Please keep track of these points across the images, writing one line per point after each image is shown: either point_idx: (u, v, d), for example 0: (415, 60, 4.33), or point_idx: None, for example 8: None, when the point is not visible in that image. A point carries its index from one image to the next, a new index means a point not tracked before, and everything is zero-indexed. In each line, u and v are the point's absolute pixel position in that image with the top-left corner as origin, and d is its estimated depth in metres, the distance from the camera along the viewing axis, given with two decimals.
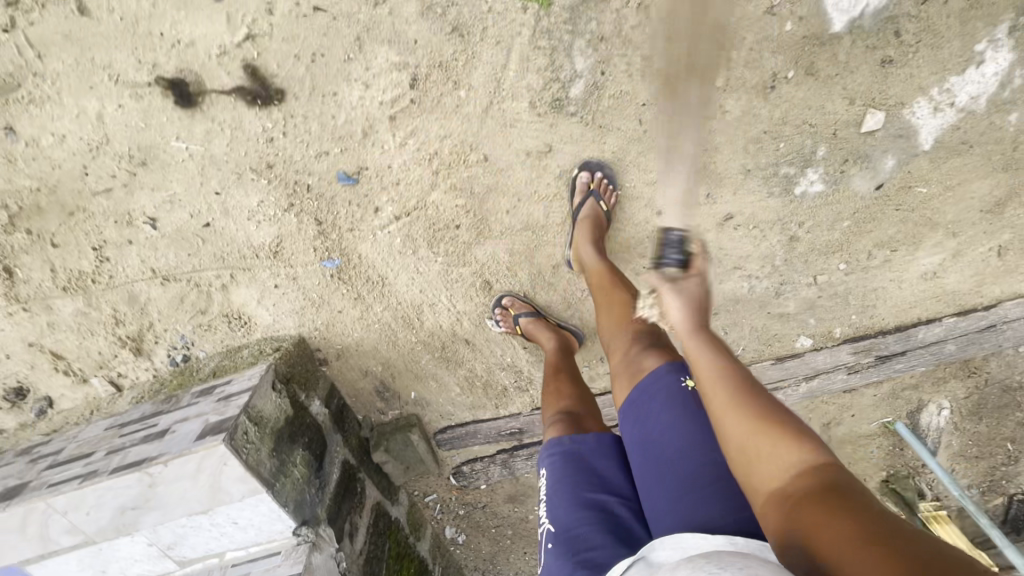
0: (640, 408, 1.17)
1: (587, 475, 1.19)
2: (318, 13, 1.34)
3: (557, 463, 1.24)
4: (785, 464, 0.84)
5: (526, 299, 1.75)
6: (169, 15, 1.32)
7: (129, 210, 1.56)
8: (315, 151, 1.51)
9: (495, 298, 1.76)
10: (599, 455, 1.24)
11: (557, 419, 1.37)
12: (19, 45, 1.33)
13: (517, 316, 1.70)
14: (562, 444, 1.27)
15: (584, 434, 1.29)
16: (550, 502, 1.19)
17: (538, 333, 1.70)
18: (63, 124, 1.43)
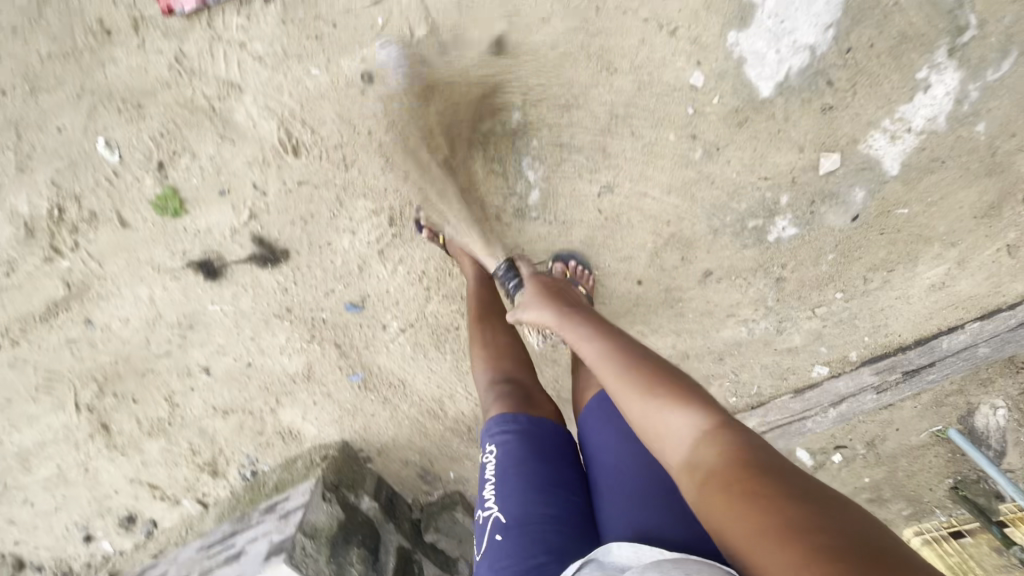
0: (603, 415, 1.24)
1: (544, 465, 1.18)
2: (301, 186, 1.56)
3: (514, 448, 1.20)
4: (686, 439, 0.87)
5: (454, 223, 1.63)
6: (188, 213, 1.60)
7: (187, 364, 1.85)
8: (323, 291, 1.74)
9: (416, 219, 1.62)
10: (551, 444, 1.24)
11: (504, 392, 1.34)
12: (84, 259, 1.66)
13: (451, 239, 1.63)
14: (518, 424, 1.24)
15: (540, 420, 1.28)
16: (505, 488, 1.16)
17: (466, 263, 1.63)
18: (126, 308, 1.75)
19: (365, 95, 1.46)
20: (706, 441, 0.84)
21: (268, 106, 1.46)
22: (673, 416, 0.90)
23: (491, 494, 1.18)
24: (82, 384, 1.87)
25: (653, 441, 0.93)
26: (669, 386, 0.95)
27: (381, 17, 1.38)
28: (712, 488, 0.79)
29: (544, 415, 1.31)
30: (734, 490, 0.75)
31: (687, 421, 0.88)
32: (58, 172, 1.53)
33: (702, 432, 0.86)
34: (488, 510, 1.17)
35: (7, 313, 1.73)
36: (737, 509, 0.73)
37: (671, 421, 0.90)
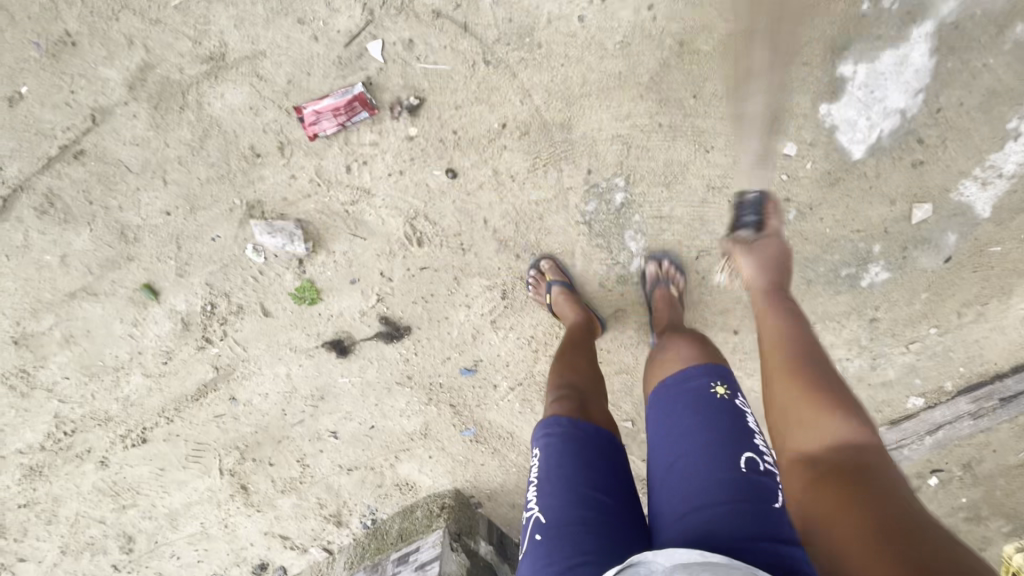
0: (663, 408, 1.22)
1: (585, 470, 1.16)
2: (423, 270, 1.72)
3: (554, 450, 1.20)
4: (829, 438, 0.91)
5: (564, 267, 1.70)
6: (322, 300, 1.77)
7: (318, 430, 2.03)
8: (441, 359, 1.89)
9: (531, 261, 1.71)
10: (595, 447, 1.21)
11: (561, 397, 1.33)
12: (232, 344, 1.86)
13: (550, 284, 1.66)
14: (561, 428, 1.22)
15: (585, 423, 1.24)
16: (543, 491, 1.16)
17: (563, 307, 1.63)
18: (265, 384, 1.94)
19: (481, 188, 1.60)
20: (843, 447, 0.89)
21: (396, 205, 1.63)
22: (823, 414, 0.95)
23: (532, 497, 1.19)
24: (226, 452, 2.07)
25: (786, 426, 1.00)
26: (841, 393, 0.98)
27: (497, 121, 1.52)
28: (827, 477, 0.85)
29: (594, 421, 1.27)
30: (848, 487, 0.81)
31: (845, 424, 0.91)
32: (212, 274, 1.73)
33: (848, 439, 0.89)
34: (530, 510, 1.18)
35: (165, 396, 1.95)
36: (836, 497, 0.81)
37: (819, 417, 0.95)
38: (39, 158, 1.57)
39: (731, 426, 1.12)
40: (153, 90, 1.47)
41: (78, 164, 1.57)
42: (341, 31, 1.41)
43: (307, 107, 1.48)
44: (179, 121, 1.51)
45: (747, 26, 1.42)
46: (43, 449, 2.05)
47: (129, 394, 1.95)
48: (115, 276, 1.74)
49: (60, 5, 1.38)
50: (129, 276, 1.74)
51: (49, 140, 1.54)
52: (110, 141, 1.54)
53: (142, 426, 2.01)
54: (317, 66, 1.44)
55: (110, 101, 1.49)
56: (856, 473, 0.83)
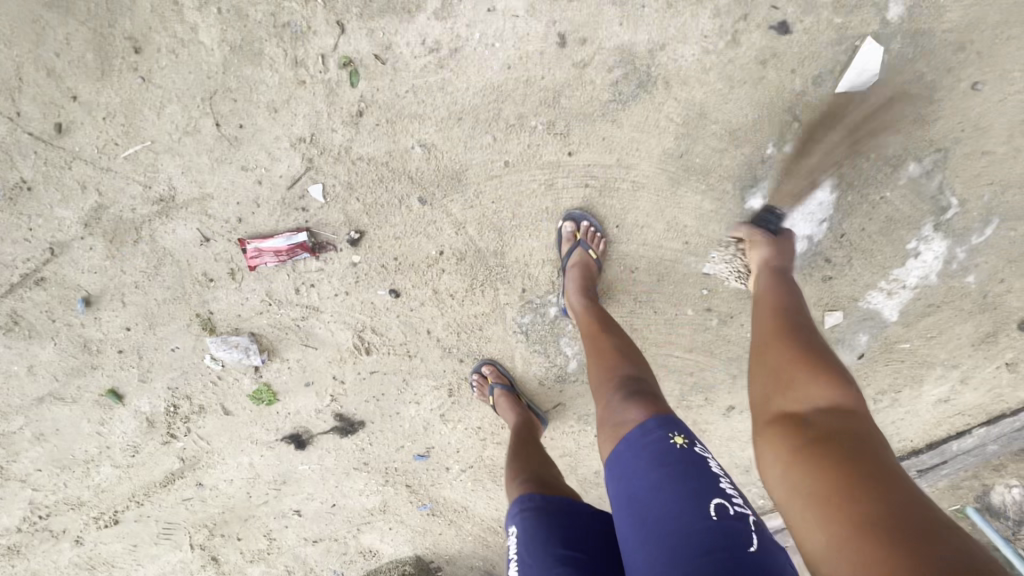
0: (623, 462, 1.08)
1: (563, 538, 1.13)
2: (373, 374, 1.83)
3: (531, 524, 1.17)
4: (818, 399, 0.99)
5: (505, 371, 1.81)
6: (279, 400, 1.88)
7: (282, 508, 2.15)
8: (395, 447, 2.00)
9: (474, 366, 1.82)
10: (571, 517, 1.18)
11: (526, 479, 1.33)
12: (195, 438, 1.96)
13: (492, 386, 1.77)
14: (534, 500, 1.22)
15: (557, 496, 1.24)
16: (523, 562, 1.12)
17: (505, 408, 1.72)
18: (229, 470, 2.04)
19: (422, 305, 1.71)
20: (833, 415, 0.95)
21: (344, 320, 1.73)
22: (810, 380, 1.02)
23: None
24: (196, 529, 2.18)
25: (773, 395, 1.06)
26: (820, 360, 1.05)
27: (434, 249, 1.62)
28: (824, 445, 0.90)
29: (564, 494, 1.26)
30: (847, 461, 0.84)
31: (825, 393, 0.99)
32: (174, 379, 1.84)
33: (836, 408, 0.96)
34: None
35: (134, 483, 2.06)
36: (823, 466, 0.86)
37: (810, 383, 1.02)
38: (2, 284, 1.66)
39: (693, 473, 1.00)
40: (108, 226, 1.56)
41: (40, 288, 1.66)
42: (281, 176, 1.49)
43: (250, 243, 1.57)
44: (134, 252, 1.60)
45: (665, 169, 1.51)
46: (19, 531, 2.15)
47: (100, 481, 2.05)
48: (81, 382, 1.84)
49: (14, 157, 1.46)
50: (94, 382, 1.84)
51: (11, 269, 1.63)
52: (69, 270, 1.63)
53: (114, 509, 2.11)
54: (261, 206, 1.53)
55: (67, 236, 1.58)
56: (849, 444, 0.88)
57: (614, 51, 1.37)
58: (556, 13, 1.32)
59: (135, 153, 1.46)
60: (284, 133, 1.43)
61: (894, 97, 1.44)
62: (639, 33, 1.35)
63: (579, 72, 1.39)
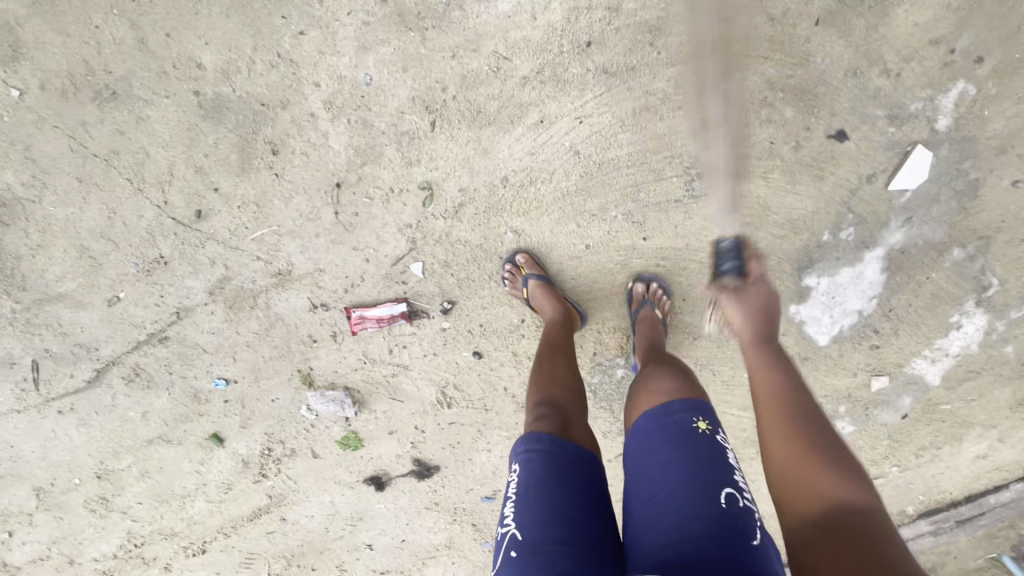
0: (641, 439, 1.10)
1: (567, 491, 1.02)
2: (452, 424, 2.00)
3: (536, 468, 1.06)
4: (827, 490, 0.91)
5: (540, 260, 1.67)
6: (364, 445, 2.06)
7: (355, 542, 2.31)
8: (465, 489, 2.16)
9: (505, 255, 1.68)
10: (578, 464, 1.08)
11: (543, 410, 1.21)
12: (284, 477, 2.14)
13: (526, 277, 1.64)
14: (543, 443, 1.09)
15: (567, 441, 1.12)
16: (520, 502, 1.02)
17: (540, 299, 1.61)
18: (310, 506, 2.21)
19: (501, 364, 1.88)
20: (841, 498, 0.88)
21: (430, 377, 1.91)
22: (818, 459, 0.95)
23: (507, 511, 1.04)
24: (274, 560, 2.34)
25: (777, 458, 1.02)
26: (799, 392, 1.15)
27: (516, 317, 1.80)
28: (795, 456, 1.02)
29: (577, 438, 1.15)
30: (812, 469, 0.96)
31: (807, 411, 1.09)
32: (271, 426, 2.02)
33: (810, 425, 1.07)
34: (504, 526, 1.03)
35: (224, 516, 2.24)
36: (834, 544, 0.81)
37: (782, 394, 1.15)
38: (130, 341, 1.86)
39: (711, 458, 1.01)
40: (229, 294, 1.76)
41: (163, 345, 1.86)
42: (387, 255, 1.68)
43: (354, 310, 1.77)
44: (249, 316, 1.80)
45: None
46: (113, 558, 2.32)
47: (192, 514, 2.24)
48: (188, 427, 2.03)
49: (155, 236, 1.66)
50: (199, 427, 2.03)
51: (140, 329, 1.83)
52: (191, 330, 1.83)
53: (203, 539, 2.29)
54: (367, 280, 1.72)
55: (193, 302, 1.78)
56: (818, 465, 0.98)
57: (690, 154, 1.54)
58: (640, 123, 1.50)
59: (260, 234, 1.66)
60: (393, 219, 1.63)
61: (940, 193, 1.59)
62: (713, 139, 1.52)
63: (657, 172, 1.56)
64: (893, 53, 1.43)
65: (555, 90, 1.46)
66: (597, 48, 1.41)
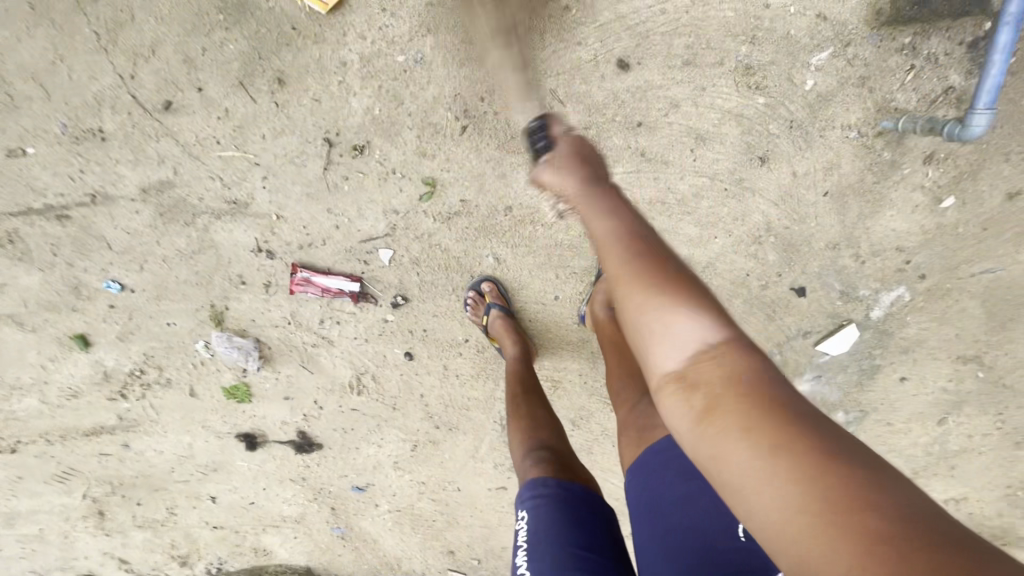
0: (647, 470, 1.15)
1: (577, 534, 1.13)
2: (353, 410, 1.92)
3: (544, 513, 1.17)
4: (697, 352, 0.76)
5: (505, 291, 1.67)
6: (251, 401, 1.91)
7: (198, 490, 2.14)
8: (339, 473, 2.09)
9: (473, 279, 1.66)
10: (583, 507, 1.19)
11: (542, 457, 1.30)
12: (144, 405, 1.92)
13: (489, 306, 1.63)
14: (549, 488, 1.20)
15: (572, 483, 1.23)
16: (533, 550, 1.13)
17: (499, 330, 1.63)
18: (163, 443, 2.01)
19: (427, 372, 1.84)
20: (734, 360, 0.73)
21: (351, 359, 1.82)
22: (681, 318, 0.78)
23: (521, 560, 1.16)
24: (98, 482, 2.11)
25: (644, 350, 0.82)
26: (688, 291, 0.81)
27: (461, 335, 1.77)
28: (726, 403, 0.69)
29: (578, 480, 1.25)
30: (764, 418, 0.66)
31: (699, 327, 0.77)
32: (153, 348, 1.80)
33: (717, 352, 0.75)
34: (521, 574, 1.14)
35: (54, 422, 1.96)
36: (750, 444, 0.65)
37: (674, 322, 0.78)
38: (17, 204, 1.55)
39: None
40: (165, 201, 1.54)
41: (58, 223, 1.58)
42: (360, 230, 1.58)
43: (301, 270, 1.63)
44: (179, 231, 1.59)
45: None
46: None
47: (16, 410, 1.93)
48: (51, 318, 1.75)
49: (103, 107, 1.42)
50: (66, 323, 1.76)
51: (36, 196, 1.54)
52: (102, 221, 1.58)
53: (17, 439, 1.99)
54: (327, 246, 1.60)
55: (117, 192, 1.53)
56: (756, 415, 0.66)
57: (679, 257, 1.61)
58: (650, 212, 1.54)
59: (231, 156, 1.47)
60: (382, 199, 1.53)
61: (850, 364, 1.83)
62: (703, 252, 1.61)
63: None
64: (868, 244, 1.61)
65: (590, 150, 1.45)
66: (645, 130, 1.43)
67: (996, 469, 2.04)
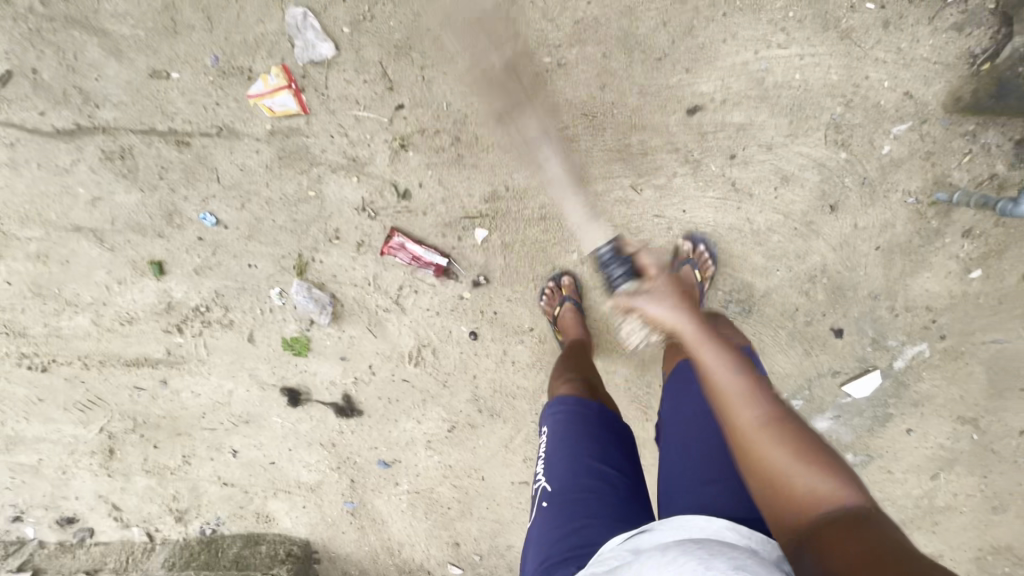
0: (678, 385, 1.33)
1: (588, 443, 1.26)
2: (404, 381, 1.98)
3: (560, 427, 1.31)
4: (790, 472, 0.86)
5: (579, 287, 1.79)
6: (306, 356, 1.94)
7: (221, 441, 2.11)
8: (369, 445, 2.11)
9: (555, 272, 1.79)
10: (597, 424, 1.31)
11: (571, 383, 1.44)
12: (197, 344, 1.93)
13: (565, 298, 1.76)
14: (566, 404, 1.34)
15: (590, 402, 1.36)
16: (549, 459, 1.27)
17: (569, 321, 1.74)
18: (202, 386, 2.00)
19: (486, 354, 1.93)
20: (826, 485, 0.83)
21: (417, 330, 1.89)
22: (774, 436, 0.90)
23: (539, 470, 1.30)
24: (119, 418, 2.06)
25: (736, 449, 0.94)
26: (809, 435, 0.91)
27: (527, 323, 1.87)
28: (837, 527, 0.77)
29: (597, 399, 1.38)
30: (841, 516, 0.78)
31: (822, 469, 0.85)
32: (226, 287, 1.83)
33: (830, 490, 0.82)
34: (538, 481, 1.28)
35: (98, 347, 1.93)
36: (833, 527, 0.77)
37: (781, 451, 0.88)
38: (142, 123, 1.61)
39: None
40: (288, 146, 1.63)
41: (175, 148, 1.64)
42: (462, 207, 1.70)
43: (398, 235, 1.72)
44: (291, 177, 1.67)
45: None
46: None
47: (63, 327, 1.90)
48: (134, 240, 1.77)
49: (260, 49, 1.52)
50: (147, 248, 1.78)
51: (163, 119, 1.60)
52: (220, 153, 1.64)
53: (53, 358, 1.95)
54: (427, 216, 1.71)
55: (244, 130, 1.61)
56: (849, 532, 0.76)
57: (741, 282, 1.79)
58: (727, 237, 1.71)
59: (366, 117, 1.58)
60: (491, 182, 1.66)
61: (865, 408, 2.02)
62: (763, 281, 1.78)
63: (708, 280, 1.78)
64: (903, 299, 1.82)
65: (689, 174, 1.63)
66: (739, 163, 1.60)
67: (973, 532, 2.16)
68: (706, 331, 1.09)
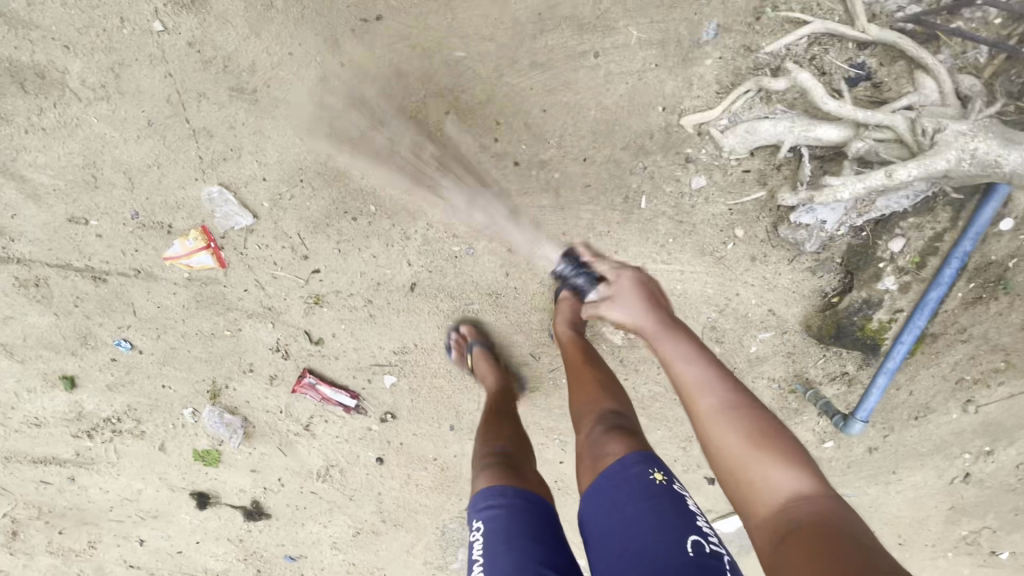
0: (604, 493, 1.12)
1: (536, 543, 1.07)
2: (312, 492, 2.08)
3: (501, 526, 1.10)
4: (777, 494, 0.87)
5: (489, 337, 1.73)
6: (217, 466, 2.02)
7: (128, 532, 2.16)
8: (276, 542, 2.20)
9: (455, 323, 1.74)
10: (541, 517, 1.14)
11: (500, 463, 1.26)
12: (108, 447, 1.98)
13: (471, 344, 1.68)
14: (507, 499, 1.14)
15: (533, 495, 1.18)
16: (493, 560, 1.06)
17: (483, 368, 1.63)
18: (111, 482, 2.05)
19: (391, 476, 2.05)
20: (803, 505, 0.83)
21: (325, 452, 2.00)
22: (766, 460, 0.90)
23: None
24: (26, 505, 2.09)
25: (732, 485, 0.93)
26: (778, 438, 0.93)
27: (431, 454, 2.01)
28: (797, 546, 0.78)
29: (536, 489, 1.21)
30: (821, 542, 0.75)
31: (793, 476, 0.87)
32: (139, 403, 1.89)
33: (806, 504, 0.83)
34: None
35: (6, 443, 1.97)
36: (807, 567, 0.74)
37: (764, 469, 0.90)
38: (58, 259, 1.65)
39: (672, 512, 1.03)
40: (206, 292, 1.70)
41: (91, 283, 1.68)
42: (373, 356, 1.81)
43: (309, 376, 1.82)
44: (207, 318, 1.74)
45: None
46: None
47: None
48: (46, 356, 1.80)
49: (181, 210, 1.58)
50: (59, 364, 1.81)
51: (80, 257, 1.64)
52: (137, 292, 1.69)
53: None
54: (338, 360, 1.81)
55: (161, 274, 1.67)
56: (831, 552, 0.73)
57: None
58: None
59: (282, 276, 1.67)
60: (400, 338, 1.78)
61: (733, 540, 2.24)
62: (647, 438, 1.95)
63: None
64: None
65: None
66: (626, 344, 1.77)
67: None
68: (671, 331, 1.19)
